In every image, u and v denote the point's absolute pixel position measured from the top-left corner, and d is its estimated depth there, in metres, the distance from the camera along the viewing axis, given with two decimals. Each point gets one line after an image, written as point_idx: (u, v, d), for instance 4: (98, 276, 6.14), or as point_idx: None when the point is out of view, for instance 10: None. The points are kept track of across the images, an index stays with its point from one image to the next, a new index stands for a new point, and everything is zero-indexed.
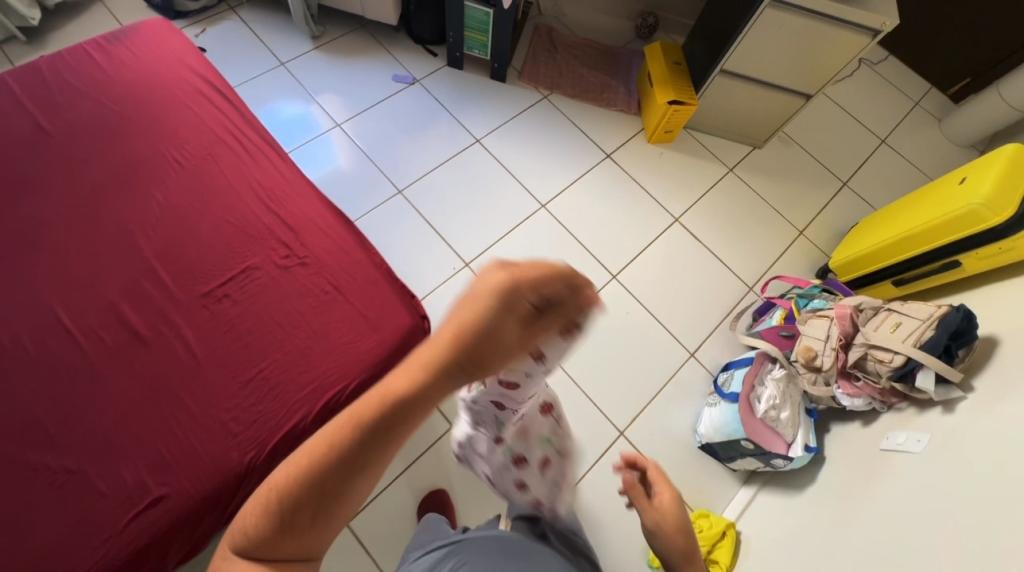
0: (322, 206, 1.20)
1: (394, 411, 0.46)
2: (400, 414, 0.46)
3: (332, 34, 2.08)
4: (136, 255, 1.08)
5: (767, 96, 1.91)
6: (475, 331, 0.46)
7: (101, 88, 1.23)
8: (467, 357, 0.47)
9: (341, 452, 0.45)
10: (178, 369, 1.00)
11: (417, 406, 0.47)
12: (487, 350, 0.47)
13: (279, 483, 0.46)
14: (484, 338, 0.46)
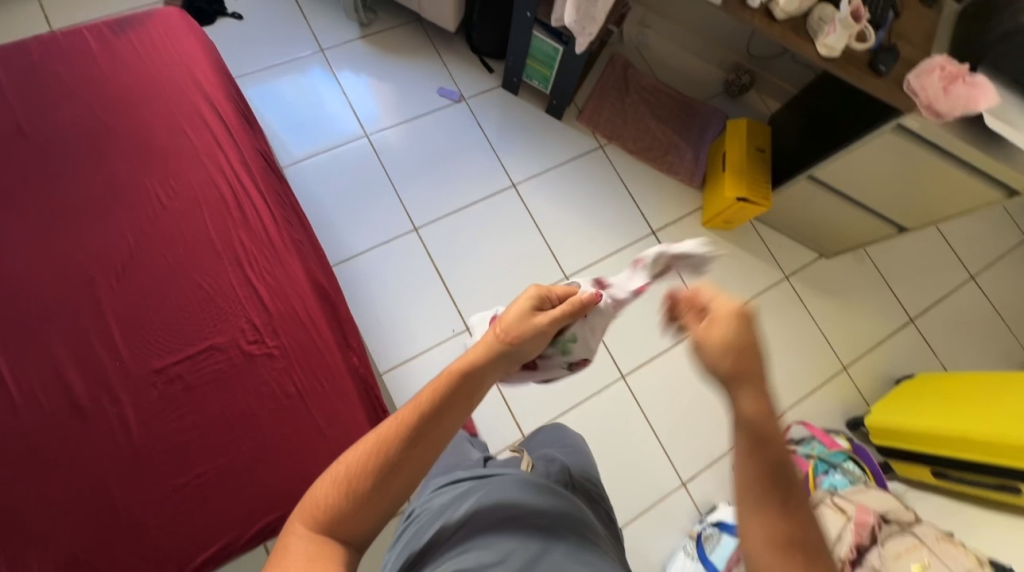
0: (308, 284, 1.05)
1: (453, 394, 0.64)
2: (462, 403, 0.65)
3: (383, 24, 1.85)
4: (94, 308, 0.97)
5: (854, 215, 1.63)
6: (517, 324, 0.68)
7: (92, 88, 1.07)
8: (505, 339, 0.68)
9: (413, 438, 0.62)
10: (111, 455, 0.91)
11: (469, 391, 0.65)
12: (524, 337, 0.68)
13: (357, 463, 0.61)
14: (525, 329, 0.68)
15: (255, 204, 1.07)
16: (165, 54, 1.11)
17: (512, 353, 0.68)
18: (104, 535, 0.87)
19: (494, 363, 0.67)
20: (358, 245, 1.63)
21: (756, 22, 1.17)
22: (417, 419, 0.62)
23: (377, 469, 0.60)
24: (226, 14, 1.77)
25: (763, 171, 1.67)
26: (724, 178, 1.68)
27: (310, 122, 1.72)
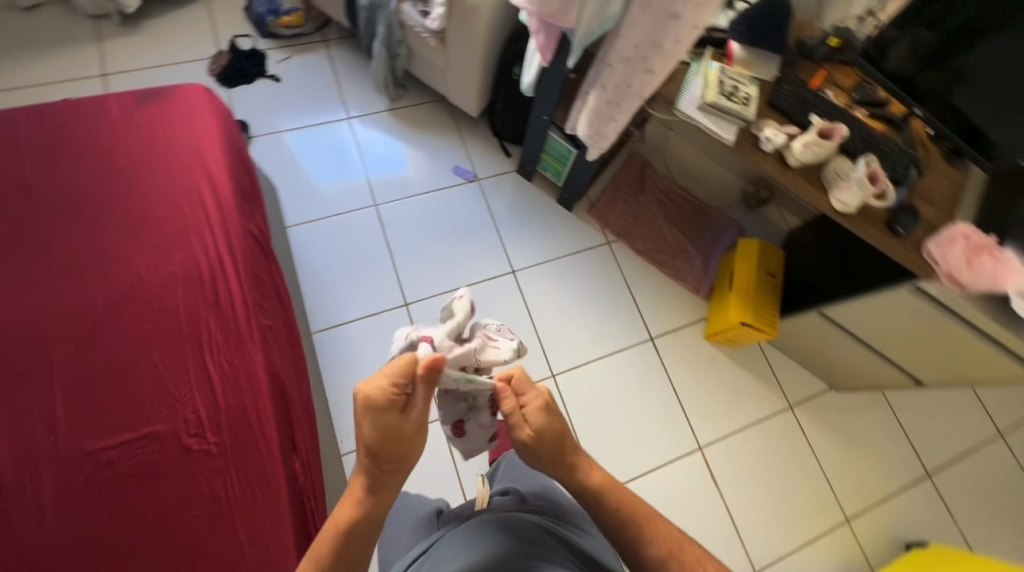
0: (264, 378, 1.01)
1: (360, 514, 0.77)
2: (371, 517, 0.77)
3: (412, 99, 1.92)
4: (47, 376, 0.95)
5: (867, 358, 1.52)
6: (377, 444, 0.74)
7: (104, 154, 1.11)
8: (372, 454, 0.75)
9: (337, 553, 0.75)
10: (16, 542, 0.86)
11: (375, 504, 0.77)
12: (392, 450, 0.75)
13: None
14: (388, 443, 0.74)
15: (231, 287, 1.06)
16: (183, 129, 1.16)
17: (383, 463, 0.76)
18: None
19: (381, 479, 0.77)
20: (345, 314, 1.60)
21: (768, 166, 1.13)
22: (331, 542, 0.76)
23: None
24: (265, 75, 1.87)
25: (770, 298, 1.60)
26: (730, 299, 1.60)
27: (323, 185, 1.75)
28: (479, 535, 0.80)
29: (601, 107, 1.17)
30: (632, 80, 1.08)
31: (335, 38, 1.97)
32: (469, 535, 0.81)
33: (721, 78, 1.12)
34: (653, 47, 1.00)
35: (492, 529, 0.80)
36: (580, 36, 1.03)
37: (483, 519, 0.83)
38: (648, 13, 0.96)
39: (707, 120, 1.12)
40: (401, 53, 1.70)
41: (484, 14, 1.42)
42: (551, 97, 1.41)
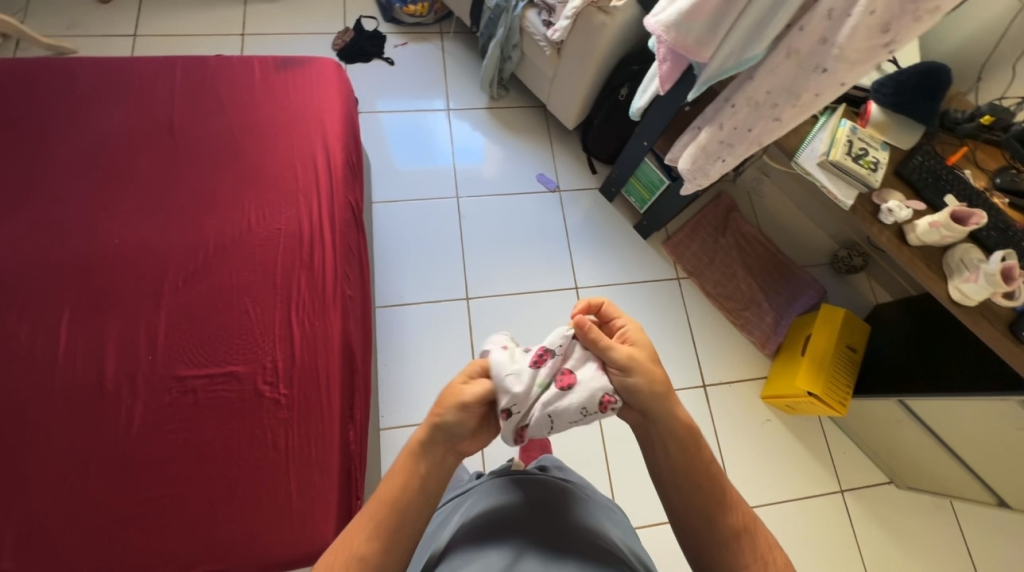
0: (339, 344, 1.07)
1: (411, 476, 0.69)
2: (410, 482, 0.69)
3: (511, 101, 1.96)
4: (158, 300, 1.05)
5: (938, 455, 1.42)
6: (448, 401, 0.71)
7: (243, 112, 1.22)
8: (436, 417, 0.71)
9: (387, 513, 0.66)
10: (107, 442, 0.95)
11: (415, 483, 0.69)
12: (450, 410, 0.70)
13: (358, 536, 0.65)
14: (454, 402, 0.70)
15: (326, 253, 1.13)
16: (313, 100, 1.26)
17: (441, 426, 0.70)
18: (66, 520, 0.90)
19: (434, 445, 0.70)
20: (408, 295, 1.65)
21: (883, 240, 1.07)
22: (378, 507, 0.67)
23: (369, 541, 0.64)
24: (381, 57, 1.97)
25: (846, 373, 1.50)
26: (800, 364, 1.51)
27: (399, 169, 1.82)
28: (533, 482, 0.84)
29: (712, 145, 1.14)
30: (754, 125, 1.05)
31: (451, 32, 2.05)
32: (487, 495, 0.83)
33: (851, 137, 1.07)
34: (788, 97, 0.97)
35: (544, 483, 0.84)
36: (711, 72, 1.02)
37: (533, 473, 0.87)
38: (792, 61, 0.93)
39: (826, 179, 1.07)
40: (513, 57, 1.74)
41: (608, 33, 1.43)
42: (656, 126, 1.39)
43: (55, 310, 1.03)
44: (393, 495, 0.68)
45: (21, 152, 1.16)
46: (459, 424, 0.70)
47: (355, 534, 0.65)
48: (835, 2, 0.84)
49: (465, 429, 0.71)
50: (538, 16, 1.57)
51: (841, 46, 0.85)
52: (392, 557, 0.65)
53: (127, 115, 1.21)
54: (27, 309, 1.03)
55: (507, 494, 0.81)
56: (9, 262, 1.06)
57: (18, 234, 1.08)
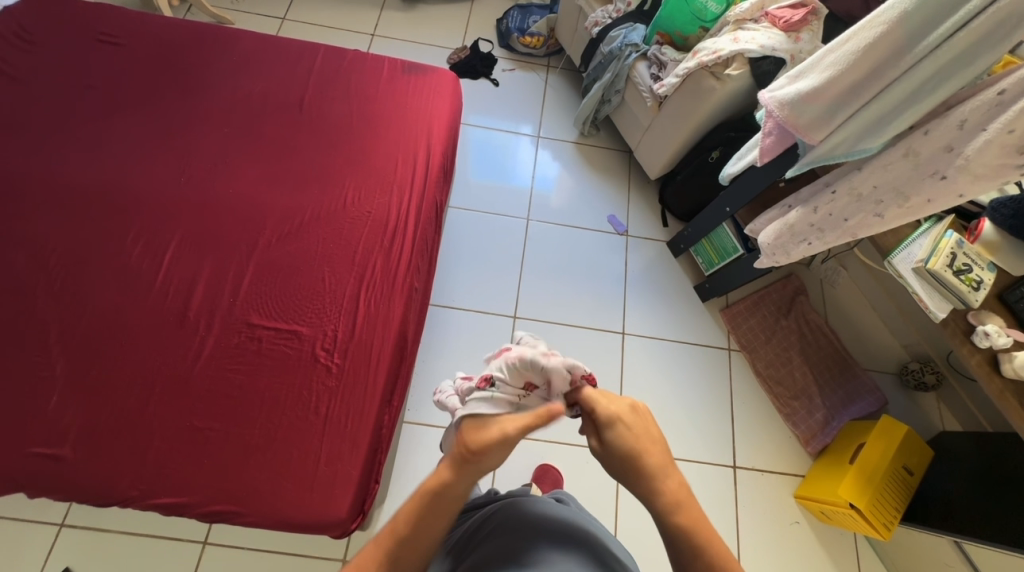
0: (396, 330, 1.11)
1: (433, 506, 0.70)
2: (430, 516, 0.69)
3: (599, 141, 2.02)
4: (250, 250, 1.15)
5: None
6: (478, 442, 0.72)
7: (365, 105, 1.35)
8: (467, 453, 0.72)
9: (402, 549, 0.67)
10: (175, 366, 1.04)
11: (453, 499, 0.71)
12: (487, 451, 0.72)
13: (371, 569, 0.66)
14: (488, 444, 0.71)
15: (405, 243, 1.20)
16: (427, 106, 1.38)
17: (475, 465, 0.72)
18: (122, 426, 0.98)
19: (466, 477, 0.72)
20: (458, 299, 1.66)
21: (972, 362, 1.03)
22: (376, 538, 0.68)
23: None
24: (488, 78, 2.10)
25: (897, 495, 1.37)
26: (846, 472, 1.40)
27: (471, 180, 1.88)
28: (547, 507, 0.82)
29: (800, 226, 1.12)
30: (851, 216, 1.03)
31: (557, 67, 2.17)
32: (504, 538, 0.76)
33: (956, 251, 1.01)
34: (896, 196, 0.95)
35: (549, 506, 0.83)
36: (818, 154, 1.01)
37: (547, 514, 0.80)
38: (909, 161, 0.91)
39: (919, 285, 1.05)
40: (613, 101, 1.81)
41: (714, 98, 1.46)
42: (742, 195, 1.39)
43: (165, 237, 1.15)
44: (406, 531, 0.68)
45: (175, 99, 1.32)
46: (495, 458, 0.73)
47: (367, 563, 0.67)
48: (970, 114, 0.83)
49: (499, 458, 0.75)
50: (648, 68, 1.65)
51: (968, 157, 0.84)
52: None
53: (267, 85, 1.36)
54: (143, 232, 1.15)
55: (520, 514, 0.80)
56: (140, 188, 1.20)
57: (153, 166, 1.23)
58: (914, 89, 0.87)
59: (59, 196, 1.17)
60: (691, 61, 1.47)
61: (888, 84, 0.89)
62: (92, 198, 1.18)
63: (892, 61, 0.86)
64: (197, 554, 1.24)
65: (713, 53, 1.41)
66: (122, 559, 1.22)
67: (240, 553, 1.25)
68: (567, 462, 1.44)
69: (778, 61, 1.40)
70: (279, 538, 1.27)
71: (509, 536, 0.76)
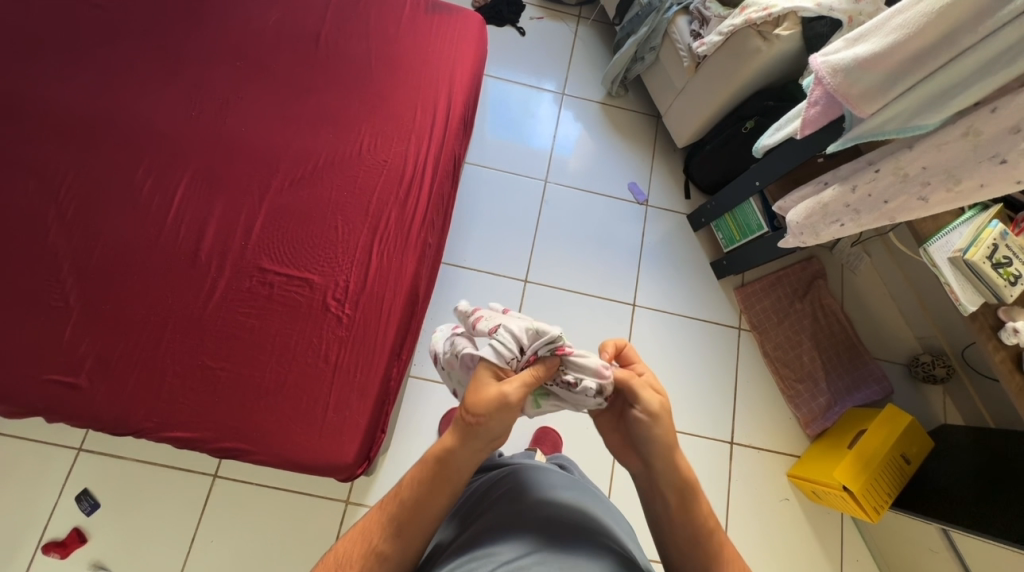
0: (408, 283, 1.10)
1: (436, 475, 0.71)
2: (438, 486, 0.71)
3: (626, 103, 1.92)
4: (262, 192, 1.12)
5: None
6: (481, 404, 0.69)
7: (385, 45, 1.28)
8: (471, 418, 0.70)
9: (407, 510, 0.70)
10: (185, 305, 1.03)
11: (455, 470, 0.71)
12: (494, 416, 0.69)
13: (375, 531, 0.70)
14: (492, 406, 0.69)
15: (419, 195, 1.16)
16: (449, 51, 1.30)
17: (478, 430, 0.69)
18: (134, 360, 0.99)
19: (466, 447, 0.71)
20: (470, 259, 1.64)
21: (995, 358, 1.01)
22: (399, 508, 0.71)
23: (386, 539, 0.69)
24: (515, 25, 1.97)
25: (892, 482, 1.38)
26: (844, 457, 1.41)
27: (488, 138, 1.81)
28: (539, 491, 0.80)
29: (834, 205, 1.06)
30: (891, 198, 0.97)
31: (588, 19, 2.04)
32: (491, 533, 0.74)
33: (999, 242, 0.96)
34: (946, 178, 0.89)
35: (540, 492, 0.80)
36: (865, 129, 0.95)
37: (535, 502, 0.78)
38: (968, 141, 0.85)
39: (954, 276, 1.01)
40: (646, 59, 1.71)
41: (758, 60, 1.37)
42: (775, 169, 1.32)
43: (174, 173, 1.12)
44: (413, 499, 0.70)
45: (185, 26, 1.25)
46: (501, 424, 0.70)
47: (372, 528, 0.70)
48: None
49: (504, 428, 0.71)
50: (688, 24, 1.55)
51: None
52: (405, 554, 0.70)
53: (282, 16, 1.28)
54: (153, 166, 1.12)
55: (517, 496, 0.79)
56: (151, 120, 1.16)
57: (163, 97, 1.18)
58: (990, 59, 0.79)
59: (67, 123, 1.13)
60: (737, 17, 1.35)
61: (961, 52, 0.81)
62: (100, 126, 1.14)
63: (968, 27, 0.79)
64: (205, 486, 1.29)
65: (763, 9, 1.30)
66: (138, 484, 1.28)
67: (249, 487, 1.30)
68: (567, 427, 1.46)
69: (833, 22, 1.29)
70: (286, 477, 1.32)
71: (497, 531, 0.74)
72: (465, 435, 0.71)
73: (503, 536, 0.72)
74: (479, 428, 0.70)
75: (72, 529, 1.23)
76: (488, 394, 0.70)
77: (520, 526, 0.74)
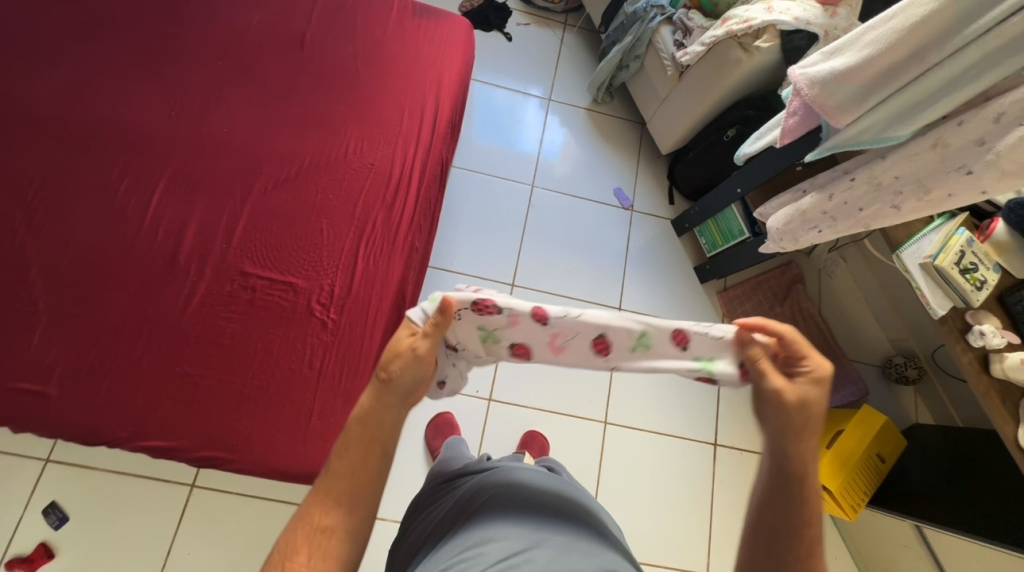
0: (394, 287, 1.09)
1: (363, 437, 0.61)
2: (371, 448, 0.61)
3: (612, 109, 1.95)
4: (244, 195, 1.10)
5: None
6: (390, 360, 0.62)
7: (372, 48, 1.27)
8: (382, 377, 0.62)
9: (351, 478, 0.59)
10: (163, 310, 1.00)
11: (382, 427, 0.61)
12: (405, 372, 0.62)
13: (315, 510, 0.58)
14: (402, 361, 0.62)
15: (406, 199, 1.15)
16: (437, 55, 1.30)
17: (390, 387, 0.62)
18: (108, 368, 0.96)
19: (388, 405, 0.62)
20: (457, 263, 1.63)
21: (964, 360, 1.05)
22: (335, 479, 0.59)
23: (329, 513, 0.58)
24: (502, 31, 1.98)
25: (868, 480, 1.42)
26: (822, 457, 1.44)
27: (475, 142, 1.81)
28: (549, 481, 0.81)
29: (812, 212, 1.09)
30: (867, 206, 1.00)
31: (574, 26, 2.07)
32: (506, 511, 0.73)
33: (965, 248, 1.01)
34: (916, 187, 0.93)
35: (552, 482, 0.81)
36: (842, 139, 0.98)
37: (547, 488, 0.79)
38: (936, 153, 0.89)
39: (924, 280, 1.06)
40: (631, 67, 1.75)
41: (739, 71, 1.40)
42: (756, 177, 1.35)
43: (151, 174, 1.09)
44: (350, 464, 0.60)
45: (165, 24, 1.22)
46: (413, 380, 0.62)
47: (312, 508, 0.58)
48: (1009, 107, 0.81)
49: (421, 382, 0.63)
50: (671, 34, 1.58)
51: (998, 152, 0.82)
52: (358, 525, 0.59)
53: (266, 16, 1.26)
54: (130, 167, 1.09)
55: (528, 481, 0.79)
56: (128, 120, 1.13)
57: (141, 97, 1.15)
58: (955, 75, 0.83)
59: (38, 121, 1.09)
60: (719, 28, 1.39)
61: (929, 67, 0.85)
62: (74, 125, 1.10)
63: (937, 43, 0.82)
64: (182, 497, 1.25)
65: (744, 21, 1.33)
66: (110, 497, 1.23)
67: (228, 497, 1.26)
68: (554, 432, 1.47)
69: (810, 36, 1.33)
70: (268, 486, 1.29)
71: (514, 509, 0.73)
72: (380, 393, 0.62)
73: (535, 520, 0.72)
74: (393, 385, 0.62)
75: (38, 545, 1.17)
76: (397, 345, 0.63)
77: (547, 511, 0.74)
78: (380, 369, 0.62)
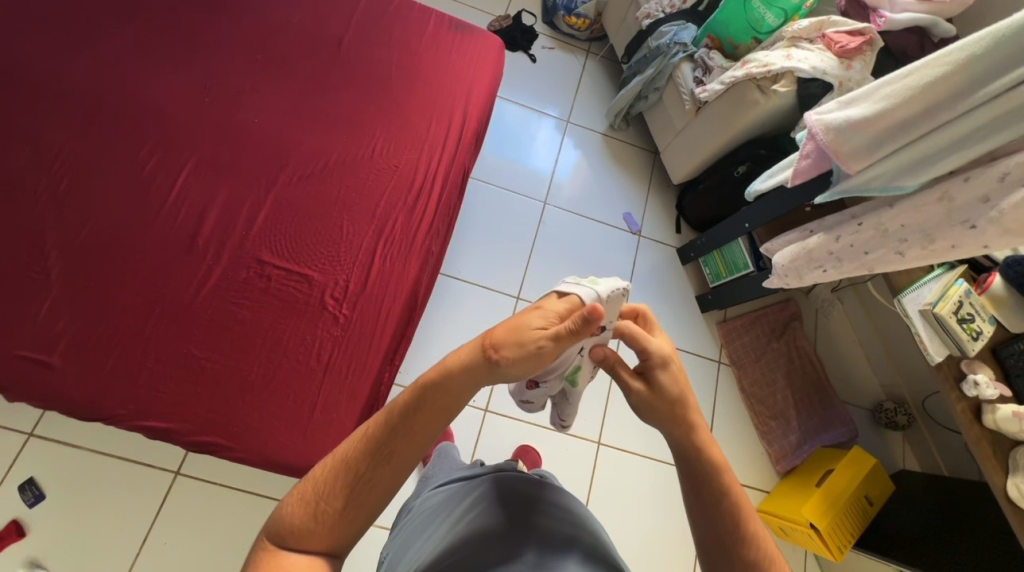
0: (408, 289, 1.10)
1: (434, 403, 0.53)
2: (439, 416, 0.54)
3: (627, 137, 2.01)
4: (268, 185, 1.12)
5: None
6: (509, 337, 0.52)
7: (406, 56, 1.31)
8: (491, 351, 0.53)
9: (392, 440, 0.53)
10: (176, 290, 1.00)
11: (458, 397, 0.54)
12: (516, 362, 0.52)
13: (353, 465, 0.53)
14: (521, 352, 0.52)
15: (427, 203, 1.18)
16: (468, 69, 1.34)
17: (494, 369, 0.52)
18: (114, 343, 0.95)
19: (473, 380, 0.53)
20: (464, 271, 1.65)
21: (958, 407, 1.07)
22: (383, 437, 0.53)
23: (367, 473, 0.53)
24: (527, 52, 2.05)
25: (855, 521, 1.43)
26: (812, 494, 1.45)
27: (492, 155, 1.85)
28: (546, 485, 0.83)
29: (818, 252, 1.13)
30: (872, 250, 1.04)
31: (597, 55, 2.14)
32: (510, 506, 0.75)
33: (964, 299, 1.04)
34: (921, 236, 0.97)
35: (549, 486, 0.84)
36: (852, 184, 1.03)
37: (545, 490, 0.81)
38: (942, 206, 0.93)
39: (923, 327, 1.09)
40: (649, 98, 1.81)
41: (756, 111, 1.46)
42: (764, 213, 1.40)
43: (178, 156, 1.10)
44: (405, 428, 0.53)
45: (207, 13, 1.25)
46: (517, 370, 0.53)
47: (350, 464, 0.53)
48: (1014, 168, 0.85)
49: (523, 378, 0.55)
50: (692, 71, 1.66)
51: (1001, 211, 0.86)
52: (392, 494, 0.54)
53: (307, 16, 1.30)
54: (158, 147, 1.10)
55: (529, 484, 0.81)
56: (161, 102, 1.14)
57: (177, 81, 1.17)
58: (964, 134, 0.88)
59: (72, 94, 1.11)
60: (739, 70, 1.46)
61: (940, 125, 0.90)
62: (107, 102, 1.12)
63: (950, 102, 0.87)
64: (165, 483, 1.22)
65: (763, 66, 1.41)
66: (92, 477, 1.20)
67: (212, 487, 1.24)
68: (548, 448, 1.47)
69: (825, 85, 1.40)
70: (254, 479, 1.27)
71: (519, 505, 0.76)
72: (473, 367, 0.53)
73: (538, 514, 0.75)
74: (495, 370, 0.53)
75: (11, 521, 1.14)
76: (525, 333, 0.53)
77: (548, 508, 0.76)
78: (490, 345, 0.53)
